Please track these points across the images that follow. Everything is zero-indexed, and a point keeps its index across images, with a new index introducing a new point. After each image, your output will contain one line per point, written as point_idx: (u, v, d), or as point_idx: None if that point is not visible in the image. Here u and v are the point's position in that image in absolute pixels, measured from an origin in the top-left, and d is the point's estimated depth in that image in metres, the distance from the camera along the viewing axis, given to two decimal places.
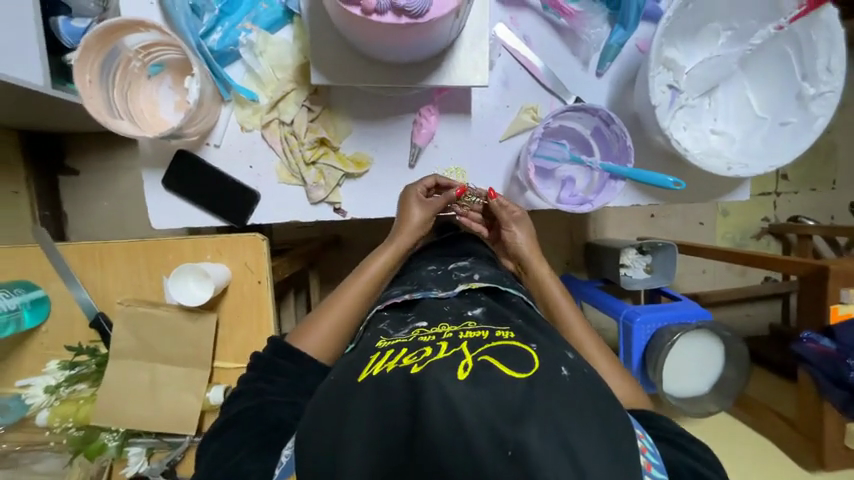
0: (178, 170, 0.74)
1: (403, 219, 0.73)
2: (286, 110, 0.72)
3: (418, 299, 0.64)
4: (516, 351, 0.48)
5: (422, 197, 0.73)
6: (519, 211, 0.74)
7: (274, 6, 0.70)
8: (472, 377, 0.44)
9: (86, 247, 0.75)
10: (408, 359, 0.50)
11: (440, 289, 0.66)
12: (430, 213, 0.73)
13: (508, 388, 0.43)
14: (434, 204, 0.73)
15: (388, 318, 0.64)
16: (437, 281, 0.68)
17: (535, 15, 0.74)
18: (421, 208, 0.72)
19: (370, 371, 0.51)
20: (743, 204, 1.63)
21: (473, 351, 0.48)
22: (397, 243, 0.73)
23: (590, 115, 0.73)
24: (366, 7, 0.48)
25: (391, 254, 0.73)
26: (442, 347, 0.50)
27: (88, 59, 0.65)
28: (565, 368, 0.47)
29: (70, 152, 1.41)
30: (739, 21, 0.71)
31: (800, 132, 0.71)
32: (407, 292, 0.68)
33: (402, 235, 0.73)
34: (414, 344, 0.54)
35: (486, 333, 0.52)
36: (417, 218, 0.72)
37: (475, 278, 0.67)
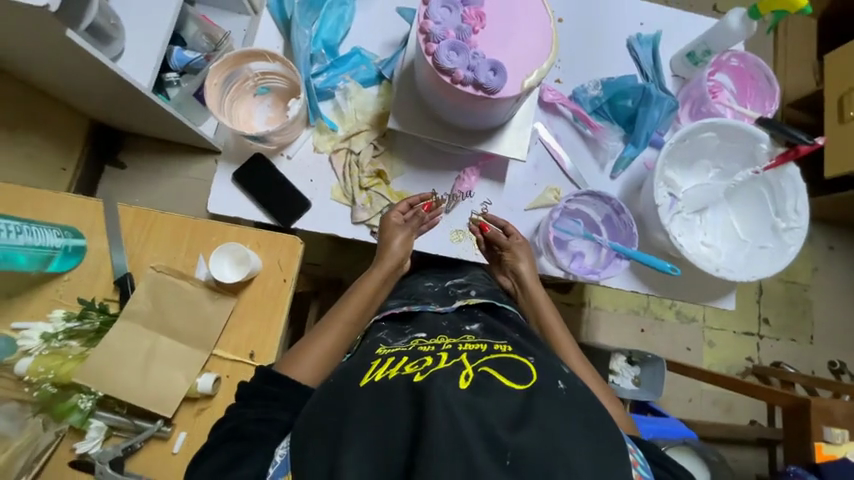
0: (250, 167, 0.85)
1: (385, 241, 0.79)
2: (356, 143, 0.87)
3: (416, 311, 0.73)
4: (515, 364, 0.49)
5: (400, 220, 0.80)
6: (520, 237, 0.82)
7: (371, 68, 0.89)
8: (474, 385, 0.44)
9: (143, 211, 0.82)
10: (411, 368, 0.49)
11: (438, 304, 0.76)
12: (409, 233, 0.81)
13: (508, 397, 0.44)
14: (412, 225, 0.81)
15: (386, 328, 0.70)
16: (435, 297, 0.79)
17: (566, 123, 0.93)
18: (402, 232, 0.80)
19: (371, 376, 0.50)
20: (728, 339, 1.70)
21: (473, 362, 0.49)
22: (382, 267, 0.78)
23: (604, 203, 0.87)
24: (455, 78, 0.64)
25: (379, 275, 0.78)
26: (443, 357, 0.51)
27: (220, 70, 0.81)
28: (561, 382, 0.48)
29: (126, 148, 1.55)
30: (725, 162, 0.90)
31: (776, 256, 0.85)
32: (405, 304, 0.77)
33: (385, 261, 0.79)
34: (415, 354, 0.54)
35: (484, 347, 0.53)
36: (398, 244, 0.79)
37: (471, 293, 0.78)
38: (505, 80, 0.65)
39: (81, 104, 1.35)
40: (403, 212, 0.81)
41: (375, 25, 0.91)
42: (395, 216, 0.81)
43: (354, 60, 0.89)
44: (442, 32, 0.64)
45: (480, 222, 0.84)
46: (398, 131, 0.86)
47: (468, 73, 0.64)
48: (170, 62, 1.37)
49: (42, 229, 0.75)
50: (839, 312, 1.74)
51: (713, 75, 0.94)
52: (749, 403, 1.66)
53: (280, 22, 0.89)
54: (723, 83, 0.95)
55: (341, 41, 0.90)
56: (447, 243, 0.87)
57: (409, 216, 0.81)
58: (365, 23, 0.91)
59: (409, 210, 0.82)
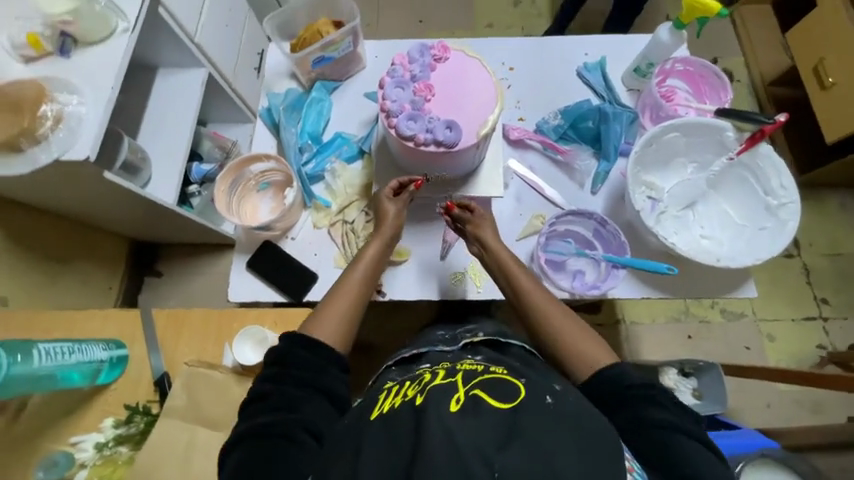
0: (261, 255, 0.95)
1: (382, 214, 0.85)
2: (350, 213, 0.96)
3: (424, 352, 0.76)
4: (507, 384, 0.48)
5: (391, 197, 0.85)
6: (482, 211, 0.84)
7: (352, 147, 1.00)
8: (465, 409, 0.44)
9: (174, 313, 0.91)
10: (412, 391, 0.49)
11: (445, 346, 0.78)
12: (403, 207, 0.85)
13: (497, 419, 0.43)
14: (404, 199, 0.85)
15: (395, 370, 0.72)
16: (443, 341, 0.81)
17: (537, 153, 1.00)
18: (394, 206, 0.85)
19: (380, 408, 0.50)
20: (789, 329, 1.57)
21: (467, 383, 0.48)
22: (384, 235, 0.84)
23: (588, 218, 0.90)
24: (418, 141, 0.73)
25: (378, 248, 0.83)
26: (439, 379, 0.50)
27: (226, 177, 0.95)
28: (549, 396, 0.47)
29: (161, 258, 1.73)
30: (699, 157, 0.92)
31: (778, 235, 0.84)
32: (413, 350, 0.79)
33: (384, 230, 0.84)
34: (416, 378, 0.54)
35: (481, 368, 0.53)
36: (391, 213, 0.84)
37: (479, 334, 0.79)
38: (460, 133, 0.73)
39: (121, 229, 1.55)
40: (393, 189, 0.85)
41: (351, 111, 1.04)
42: (386, 192, 0.85)
43: (337, 143, 1.01)
44: (398, 108, 0.74)
45: (447, 202, 0.85)
46: None
47: (427, 135, 0.73)
48: (191, 177, 1.58)
49: (91, 345, 0.82)
50: None
51: (664, 82, 1.01)
52: (839, 398, 1.48)
53: (271, 127, 1.04)
54: (676, 86, 1.00)
55: (323, 130, 1.03)
56: (448, 286, 0.92)
57: (400, 194, 0.86)
58: (341, 112, 1.04)
59: (400, 188, 0.85)
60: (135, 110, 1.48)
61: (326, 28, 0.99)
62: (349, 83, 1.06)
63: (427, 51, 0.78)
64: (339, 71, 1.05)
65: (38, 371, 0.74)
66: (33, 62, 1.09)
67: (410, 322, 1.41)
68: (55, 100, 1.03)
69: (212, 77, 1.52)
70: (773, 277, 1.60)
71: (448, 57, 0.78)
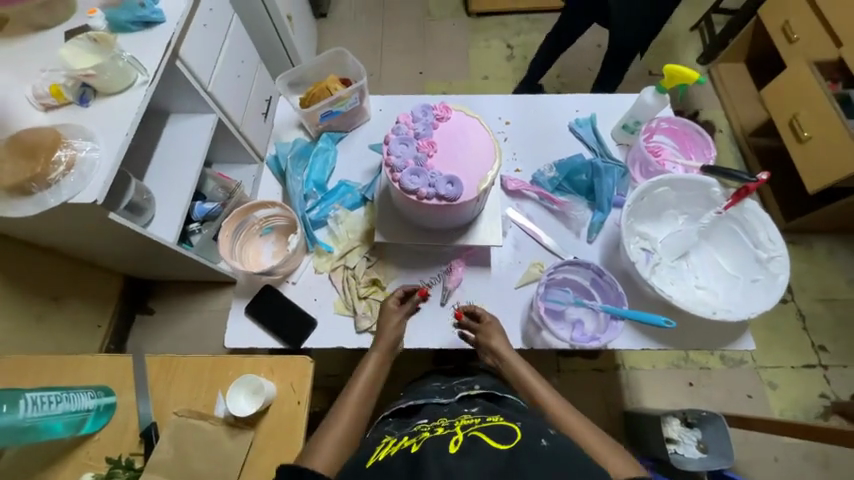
0: (260, 299, 0.95)
1: (383, 323, 0.84)
2: (351, 259, 0.97)
3: (421, 403, 0.74)
4: (503, 427, 0.51)
5: (396, 305, 0.86)
6: (488, 316, 0.85)
7: (356, 195, 1.04)
8: (462, 449, 0.46)
9: (168, 359, 0.88)
10: (409, 442, 0.52)
11: (442, 397, 0.75)
12: (405, 315, 0.86)
13: (492, 456, 0.45)
14: (406, 308, 0.86)
15: (392, 422, 0.71)
16: (440, 392, 0.77)
17: (534, 203, 1.04)
18: (397, 315, 0.85)
19: (376, 456, 0.52)
20: (790, 376, 1.54)
21: (465, 430, 0.51)
22: (383, 348, 0.82)
23: (586, 268, 0.92)
24: (420, 195, 0.77)
25: (379, 353, 0.81)
26: (437, 431, 0.53)
27: (231, 223, 0.97)
28: (545, 439, 0.48)
29: (154, 296, 1.71)
30: (689, 209, 0.96)
31: (771, 287, 0.86)
32: (411, 400, 0.77)
33: (382, 342, 0.83)
34: (416, 432, 0.56)
35: (477, 419, 0.55)
36: (392, 326, 0.84)
37: (475, 387, 0.77)
38: (462, 188, 0.77)
39: (116, 266, 1.54)
40: (398, 299, 0.87)
41: (355, 161, 1.09)
42: (390, 304, 0.86)
43: (341, 190, 1.05)
44: (402, 162, 0.79)
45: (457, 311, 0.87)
46: (388, 243, 0.96)
47: (430, 189, 0.77)
48: (192, 215, 1.61)
49: (79, 392, 0.80)
50: None
51: (651, 139, 1.07)
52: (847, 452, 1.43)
53: (277, 173, 1.08)
54: (662, 143, 1.07)
55: (328, 178, 1.07)
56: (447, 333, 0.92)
57: (404, 303, 0.87)
58: (346, 162, 1.09)
59: (405, 296, 0.88)
60: (145, 153, 1.53)
61: (335, 85, 1.07)
62: (354, 134, 1.12)
63: (429, 110, 0.83)
64: (346, 123, 1.11)
65: (23, 422, 0.71)
66: (53, 110, 1.14)
67: (407, 366, 1.38)
68: (70, 146, 1.07)
69: (221, 122, 1.59)
70: (769, 322, 1.60)
71: (449, 116, 0.84)
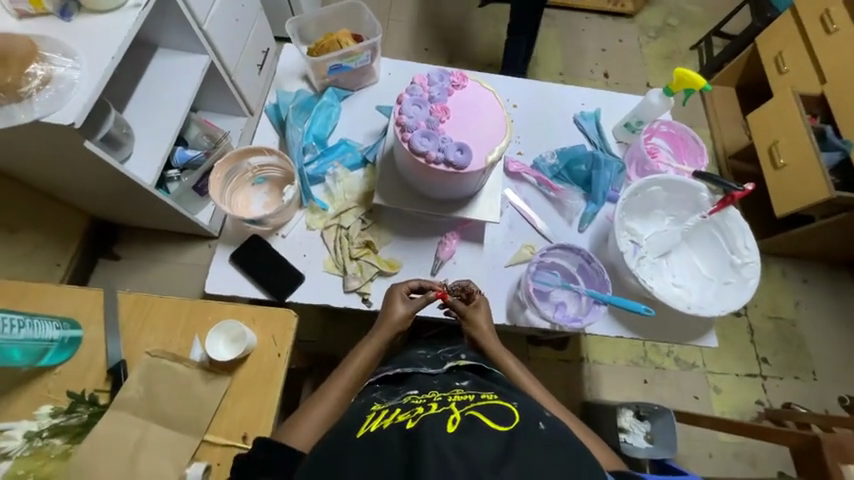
0: (247, 248, 0.92)
1: (386, 314, 0.81)
2: (346, 219, 0.96)
3: (409, 371, 0.74)
4: (499, 408, 0.51)
5: (406, 296, 0.83)
6: (478, 299, 0.84)
7: (356, 155, 1.01)
8: (461, 428, 0.46)
9: (143, 297, 0.84)
10: (403, 416, 0.51)
11: (429, 367, 0.75)
12: (413, 311, 0.82)
13: (492, 437, 0.45)
14: (417, 303, 0.83)
15: (380, 389, 0.70)
16: (427, 361, 0.78)
17: (532, 187, 1.05)
18: (405, 306, 0.82)
19: (367, 427, 0.51)
20: (733, 382, 1.67)
21: (461, 408, 0.51)
22: (379, 337, 0.79)
23: (575, 254, 0.95)
24: (429, 159, 0.76)
25: (373, 346, 0.78)
26: (432, 406, 0.52)
27: (224, 165, 0.94)
28: (542, 423, 0.49)
29: (120, 241, 1.61)
30: (676, 211, 1.00)
31: (741, 289, 0.92)
32: (398, 368, 0.77)
33: (383, 329, 0.80)
34: (408, 405, 0.55)
35: (472, 397, 0.55)
36: (397, 313, 0.81)
37: (461, 356, 0.78)
38: (471, 157, 0.77)
39: (82, 203, 1.44)
40: (409, 289, 0.85)
41: (359, 121, 1.06)
42: (402, 290, 0.84)
43: (341, 149, 1.02)
44: (414, 124, 0.78)
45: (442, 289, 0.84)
46: (385, 207, 0.95)
47: (439, 154, 0.76)
48: (172, 161, 1.51)
49: (44, 321, 0.76)
50: (834, 345, 1.74)
51: (650, 140, 1.11)
52: (772, 453, 1.58)
53: (276, 122, 1.04)
54: (660, 145, 1.10)
55: (329, 134, 1.04)
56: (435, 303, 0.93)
57: (414, 296, 0.85)
58: (349, 120, 1.06)
59: (418, 289, 0.85)
60: (126, 85, 1.42)
61: (346, 40, 1.03)
62: (360, 93, 1.08)
63: (446, 76, 0.83)
64: (353, 81, 1.07)
65: None
66: (27, 18, 1.04)
67: None
68: (46, 61, 0.98)
69: (213, 65, 1.49)
70: (723, 332, 1.72)
71: (465, 85, 0.83)
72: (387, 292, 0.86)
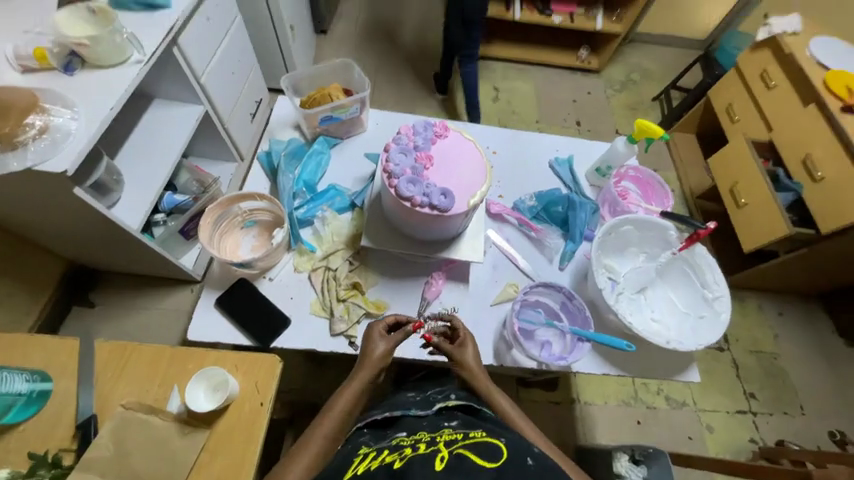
0: (233, 291, 0.92)
1: (367, 352, 0.80)
2: (333, 260, 0.97)
3: (398, 415, 0.73)
4: (488, 445, 0.51)
5: (383, 334, 0.83)
6: (464, 334, 0.85)
7: (345, 199, 1.05)
8: (450, 467, 0.46)
9: (121, 346, 0.82)
10: (391, 457, 0.50)
11: (419, 409, 0.75)
12: (393, 346, 0.82)
13: (480, 475, 0.45)
14: (396, 338, 0.82)
15: (368, 433, 0.69)
16: (418, 404, 0.77)
17: (513, 228, 1.10)
18: (384, 343, 0.81)
19: (354, 470, 0.50)
20: (725, 420, 1.66)
21: (450, 446, 0.51)
22: (359, 377, 0.78)
23: (557, 292, 0.98)
24: (415, 203, 0.81)
25: (355, 388, 0.76)
26: (421, 446, 0.52)
27: (215, 211, 0.95)
28: (530, 458, 0.49)
29: (99, 287, 1.56)
30: (649, 248, 1.06)
31: (715, 323, 0.96)
32: (387, 412, 0.75)
33: (365, 369, 0.79)
34: (396, 446, 0.55)
35: (461, 435, 0.55)
36: (378, 353, 0.80)
37: (451, 397, 0.78)
38: (454, 201, 0.81)
39: (62, 249, 1.42)
40: (387, 326, 0.85)
41: (347, 167, 1.11)
42: (380, 329, 0.84)
43: (330, 193, 1.06)
44: (400, 170, 0.83)
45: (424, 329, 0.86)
46: (372, 248, 0.98)
47: (424, 198, 0.81)
48: (159, 205, 1.51)
49: (11, 374, 0.74)
50: (816, 377, 1.77)
51: (620, 183, 1.19)
52: None
53: (268, 169, 1.08)
54: (629, 188, 1.19)
55: (319, 179, 1.08)
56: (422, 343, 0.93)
57: (393, 333, 0.85)
58: (338, 166, 1.11)
59: (395, 325, 0.86)
60: (119, 132, 1.47)
61: (337, 93, 1.11)
62: (349, 142, 1.15)
63: (430, 127, 0.89)
64: (343, 130, 1.14)
65: None
66: (31, 72, 1.09)
67: None
68: (46, 112, 1.01)
69: (207, 114, 1.56)
70: (709, 368, 1.74)
71: (447, 135, 0.90)
72: (366, 331, 0.86)
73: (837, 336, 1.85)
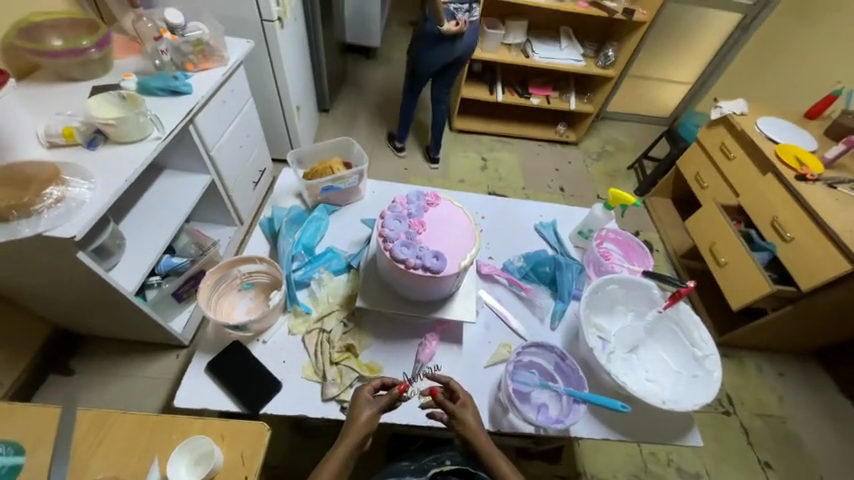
0: (225, 354, 0.91)
1: (352, 417, 0.78)
2: (328, 322, 0.98)
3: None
4: None
5: (370, 396, 0.82)
6: (464, 396, 0.82)
7: (341, 261, 1.10)
8: None
9: (103, 414, 0.78)
10: None
11: (413, 477, 0.78)
12: (378, 411, 0.80)
13: None
14: (381, 402, 0.81)
15: None
16: (413, 471, 0.80)
17: (504, 288, 1.14)
18: (369, 407, 0.80)
19: None
20: None
21: None
22: (345, 443, 0.76)
23: (549, 352, 0.99)
24: (408, 265, 0.85)
25: (342, 455, 0.74)
26: None
27: (215, 274, 0.98)
28: None
29: (81, 354, 1.51)
30: (636, 307, 1.10)
31: (709, 383, 0.96)
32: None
33: (350, 436, 0.76)
34: None
35: None
36: (364, 418, 0.78)
37: (446, 462, 0.81)
38: (445, 263, 0.86)
39: (51, 314, 1.40)
40: (373, 388, 0.84)
41: (345, 232, 1.18)
42: (367, 391, 0.83)
43: (327, 256, 1.11)
44: (394, 235, 0.89)
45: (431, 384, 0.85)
46: (366, 309, 1.00)
47: (417, 260, 0.85)
48: (156, 268, 1.53)
49: None
50: (830, 443, 1.69)
51: (602, 245, 1.26)
52: None
53: (269, 234, 1.14)
54: (611, 249, 1.26)
55: (317, 243, 1.14)
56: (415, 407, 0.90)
57: (380, 395, 0.83)
58: (336, 231, 1.18)
59: (382, 387, 0.84)
60: (128, 199, 1.55)
61: (338, 166, 1.22)
62: (347, 208, 1.23)
63: (422, 196, 0.98)
64: (341, 198, 1.23)
65: None
66: (56, 148, 1.19)
67: None
68: (65, 184, 1.09)
69: (213, 183, 1.66)
70: (717, 434, 1.66)
71: (438, 203, 0.98)
72: (353, 394, 0.84)
73: (841, 397, 1.81)
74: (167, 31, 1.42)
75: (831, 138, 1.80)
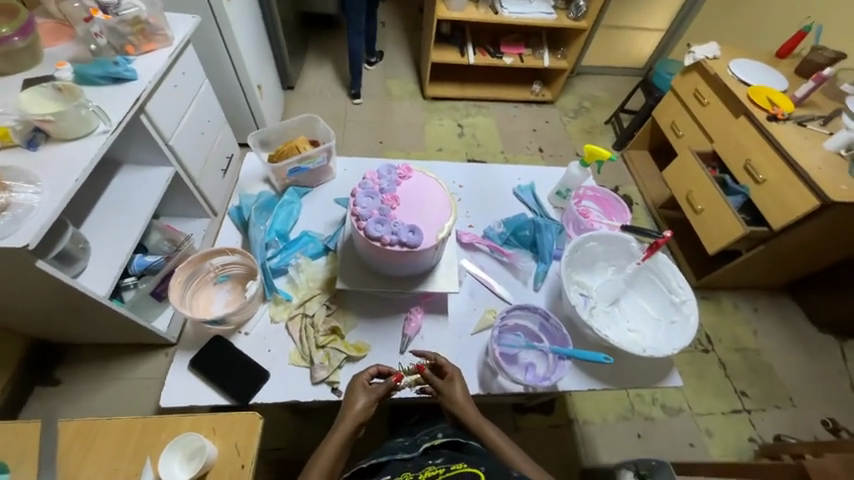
0: (208, 350, 0.89)
1: (348, 405, 0.79)
2: (310, 306, 0.97)
3: (383, 461, 0.75)
4: None
5: (367, 383, 0.82)
6: (451, 370, 0.84)
7: (318, 244, 1.07)
8: None
9: (88, 422, 0.77)
10: None
11: (404, 452, 0.76)
12: (374, 400, 0.80)
13: None
14: (378, 390, 0.80)
15: None
16: (404, 448, 0.78)
17: (486, 255, 1.14)
18: (365, 395, 0.80)
19: None
20: (723, 422, 1.66)
21: None
22: (341, 430, 0.77)
23: (533, 313, 1.01)
24: (384, 242, 0.83)
25: (339, 441, 0.75)
26: None
27: (185, 270, 0.95)
28: None
29: (64, 362, 1.47)
30: (616, 261, 1.11)
31: (686, 327, 1.00)
32: (373, 459, 0.77)
33: (347, 421, 0.77)
34: None
35: None
36: (360, 406, 0.79)
37: (437, 436, 0.80)
38: (422, 237, 0.84)
39: (22, 326, 1.34)
40: (370, 375, 0.83)
41: (319, 213, 1.14)
42: (363, 378, 0.82)
43: (303, 240, 1.07)
44: (367, 213, 0.86)
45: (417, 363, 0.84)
46: (348, 291, 0.98)
47: (393, 236, 0.83)
48: (129, 268, 1.47)
49: None
50: (800, 368, 1.81)
51: (580, 203, 1.26)
52: None
53: (239, 222, 1.09)
54: (590, 207, 1.25)
55: (291, 228, 1.10)
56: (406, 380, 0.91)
57: (376, 383, 0.83)
58: (309, 213, 1.14)
59: (378, 374, 0.83)
60: (86, 200, 1.46)
61: (304, 145, 1.14)
62: (319, 189, 1.19)
63: (393, 170, 0.94)
64: (312, 179, 1.18)
65: None
66: None
67: None
68: (7, 190, 1.01)
69: (177, 175, 1.58)
70: (698, 371, 1.76)
71: (410, 176, 0.94)
72: (349, 381, 0.83)
73: (810, 325, 1.92)
74: (97, 10, 1.26)
75: (800, 76, 1.80)
